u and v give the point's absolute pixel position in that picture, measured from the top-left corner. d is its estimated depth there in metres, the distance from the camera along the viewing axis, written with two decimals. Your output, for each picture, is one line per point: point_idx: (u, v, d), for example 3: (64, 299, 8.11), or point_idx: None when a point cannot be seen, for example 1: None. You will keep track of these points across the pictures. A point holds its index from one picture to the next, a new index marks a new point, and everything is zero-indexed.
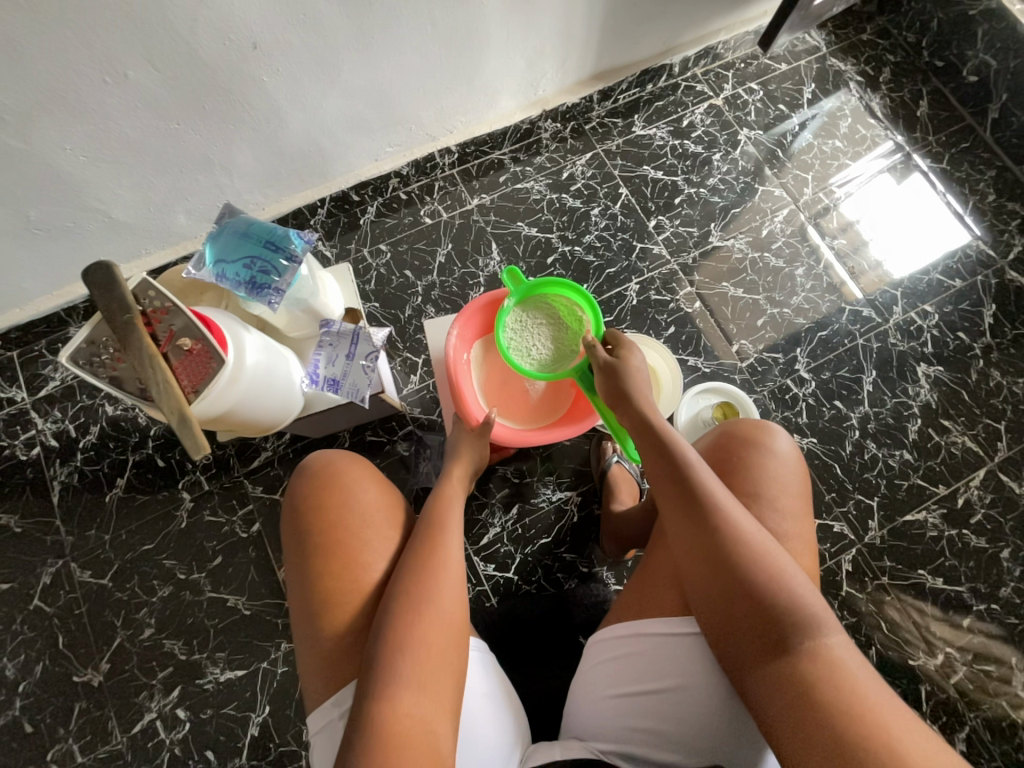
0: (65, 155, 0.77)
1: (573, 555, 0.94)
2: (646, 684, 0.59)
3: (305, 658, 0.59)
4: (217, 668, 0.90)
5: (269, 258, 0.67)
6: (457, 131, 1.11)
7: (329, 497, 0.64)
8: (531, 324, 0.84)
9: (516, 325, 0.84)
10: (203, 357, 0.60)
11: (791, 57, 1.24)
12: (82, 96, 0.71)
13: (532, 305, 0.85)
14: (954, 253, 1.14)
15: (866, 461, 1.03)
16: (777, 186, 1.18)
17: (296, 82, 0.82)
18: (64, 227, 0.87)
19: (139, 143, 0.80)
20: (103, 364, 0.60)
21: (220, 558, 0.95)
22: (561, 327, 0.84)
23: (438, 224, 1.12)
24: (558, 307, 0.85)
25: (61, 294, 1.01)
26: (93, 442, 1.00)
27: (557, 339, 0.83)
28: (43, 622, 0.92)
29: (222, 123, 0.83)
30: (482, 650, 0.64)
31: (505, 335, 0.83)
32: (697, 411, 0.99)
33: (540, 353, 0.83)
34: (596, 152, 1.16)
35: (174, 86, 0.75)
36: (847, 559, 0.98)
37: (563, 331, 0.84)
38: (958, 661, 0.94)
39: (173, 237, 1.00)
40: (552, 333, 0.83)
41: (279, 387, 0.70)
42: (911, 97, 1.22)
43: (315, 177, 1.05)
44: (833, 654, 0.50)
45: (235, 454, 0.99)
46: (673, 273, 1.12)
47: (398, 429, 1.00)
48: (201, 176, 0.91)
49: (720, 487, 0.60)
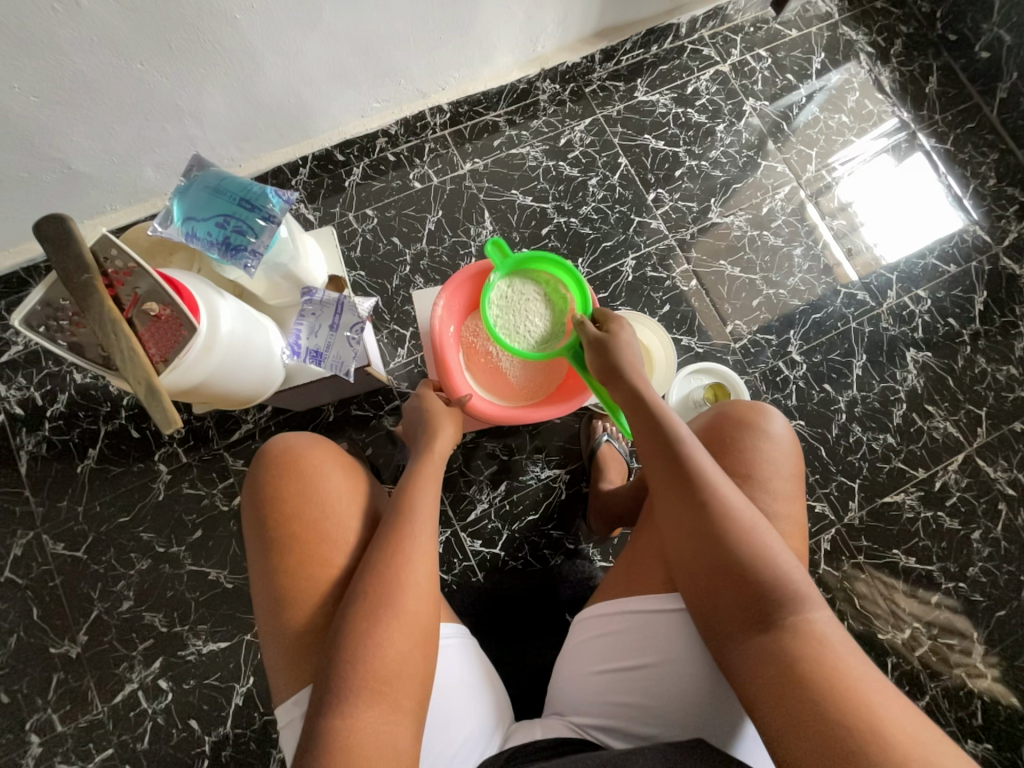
0: (13, 95, 0.70)
1: (559, 532, 0.95)
2: (627, 662, 0.59)
3: (271, 650, 0.57)
4: (200, 640, 0.89)
5: (244, 216, 0.62)
6: (449, 88, 1.04)
7: (289, 487, 0.59)
8: (515, 324, 0.80)
9: (538, 342, 0.80)
10: (172, 324, 0.56)
11: (802, 22, 1.18)
12: (27, 24, 0.63)
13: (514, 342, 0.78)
14: (951, 236, 1.13)
15: (851, 444, 1.04)
16: (781, 162, 1.14)
17: (274, 23, 0.75)
18: (19, 177, 0.80)
19: (96, 84, 0.73)
20: (63, 330, 0.56)
21: (200, 532, 0.93)
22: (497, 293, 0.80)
23: (428, 188, 1.06)
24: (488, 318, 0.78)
25: (19, 251, 0.94)
26: (61, 411, 0.95)
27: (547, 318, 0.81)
28: (16, 594, 0.89)
29: (192, 68, 0.76)
30: (461, 636, 0.64)
31: (557, 340, 0.80)
32: (689, 391, 0.99)
33: (548, 303, 0.81)
34: (595, 118, 1.11)
35: (135, 19, 0.67)
36: (826, 538, 1.01)
37: (499, 291, 0.81)
38: (923, 635, 0.98)
39: (142, 192, 0.93)
40: (514, 305, 0.80)
41: (257, 358, 0.66)
42: (921, 73, 1.18)
43: (297, 132, 0.97)
44: (814, 630, 0.51)
45: (214, 426, 0.96)
46: (670, 249, 1.09)
47: (385, 403, 0.98)
48: (169, 126, 0.83)
49: (709, 466, 0.60)
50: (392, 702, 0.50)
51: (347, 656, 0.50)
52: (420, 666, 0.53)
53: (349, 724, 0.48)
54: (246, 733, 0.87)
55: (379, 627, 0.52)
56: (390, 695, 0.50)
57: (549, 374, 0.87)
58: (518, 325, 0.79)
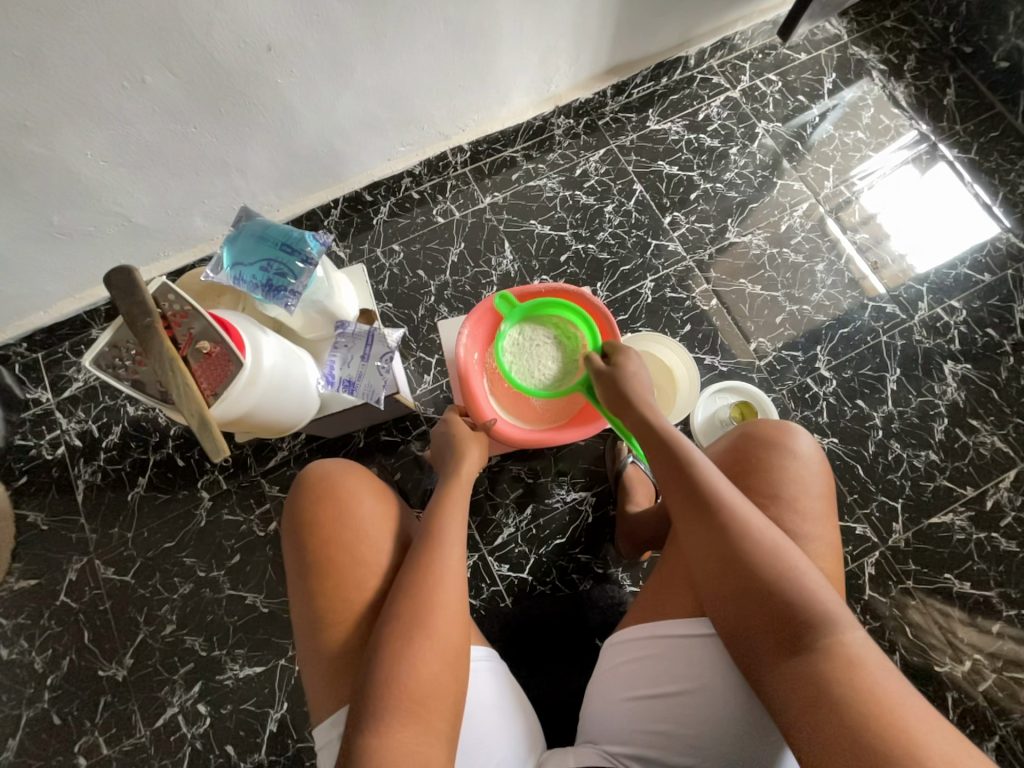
0: (86, 160, 0.79)
1: (587, 556, 0.94)
2: (661, 689, 0.58)
3: (309, 672, 0.58)
4: (236, 665, 0.92)
5: (285, 261, 0.67)
6: (469, 129, 1.10)
7: (325, 512, 0.62)
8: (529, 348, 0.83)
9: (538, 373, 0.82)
10: (221, 360, 0.61)
11: (810, 45, 1.20)
12: (100, 101, 0.72)
13: (568, 388, 0.80)
14: (983, 245, 1.10)
15: (890, 461, 1.00)
16: (797, 180, 1.15)
17: (310, 84, 0.83)
18: (87, 231, 0.89)
19: (157, 147, 0.81)
20: (127, 367, 0.61)
21: (238, 556, 0.96)
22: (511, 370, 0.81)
23: (451, 223, 1.11)
24: (541, 395, 0.79)
25: (83, 296, 1.03)
26: (115, 442, 1.02)
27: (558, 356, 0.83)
28: (69, 618, 0.94)
29: (238, 127, 0.84)
30: (491, 659, 0.64)
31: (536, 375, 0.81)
32: (714, 410, 0.98)
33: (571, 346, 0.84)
34: (609, 148, 1.15)
35: (191, 90, 0.76)
36: (870, 561, 0.96)
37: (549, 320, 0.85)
38: (987, 668, 0.91)
39: (191, 239, 1.01)
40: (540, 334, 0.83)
41: (295, 390, 0.71)
42: (938, 85, 1.18)
43: (329, 177, 1.05)
44: (849, 651, 0.49)
45: (252, 454, 1.00)
46: (689, 270, 1.10)
47: (412, 429, 1.00)
48: (217, 179, 0.91)
49: (729, 486, 0.59)
50: (424, 724, 0.50)
51: (381, 677, 0.51)
52: (451, 689, 0.53)
53: (383, 746, 0.48)
54: (280, 761, 0.87)
55: (411, 647, 0.52)
56: (424, 715, 0.50)
57: (571, 398, 0.88)
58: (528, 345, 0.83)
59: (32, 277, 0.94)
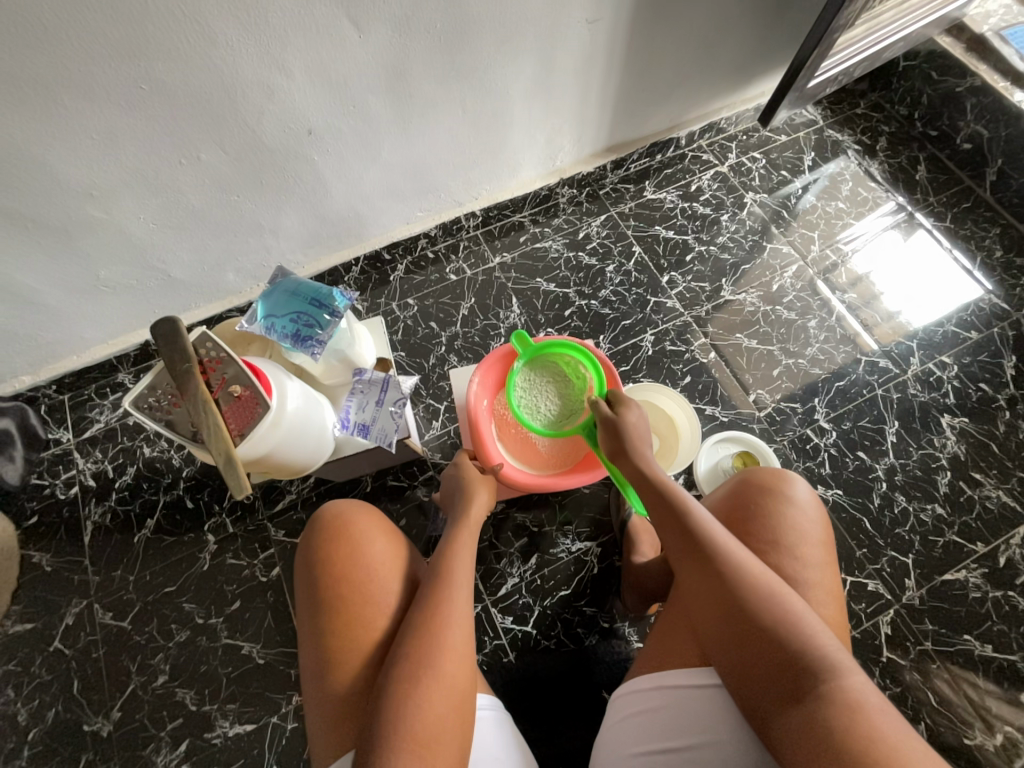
0: (138, 222, 0.87)
1: (593, 609, 0.92)
2: (674, 743, 0.55)
3: (313, 716, 0.57)
4: (227, 722, 0.88)
5: (314, 313, 0.73)
6: (482, 197, 1.21)
7: (337, 550, 0.63)
8: (535, 391, 0.87)
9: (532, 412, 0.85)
10: (250, 403, 0.65)
11: (790, 129, 1.33)
12: (159, 174, 0.82)
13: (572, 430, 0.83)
14: (967, 305, 1.16)
15: (896, 515, 1.00)
16: (785, 244, 1.24)
17: (342, 160, 0.93)
18: (128, 284, 0.97)
19: (202, 213, 0.91)
20: (162, 408, 0.65)
21: (238, 603, 0.95)
22: (520, 407, 0.85)
23: (463, 280, 1.19)
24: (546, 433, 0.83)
25: (115, 343, 1.09)
26: (128, 482, 1.04)
27: (560, 403, 0.87)
28: (60, 666, 0.92)
29: (277, 195, 0.94)
30: (496, 709, 0.62)
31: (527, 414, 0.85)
32: (717, 459, 1.00)
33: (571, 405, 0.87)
34: (610, 215, 1.25)
35: (238, 165, 0.86)
36: (886, 620, 0.93)
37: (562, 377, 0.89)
38: (1020, 743, 0.86)
39: (222, 292, 1.09)
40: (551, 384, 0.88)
41: (314, 432, 0.74)
42: (909, 163, 1.30)
43: (353, 238, 1.14)
44: (855, 698, 0.48)
45: (260, 497, 1.02)
46: (687, 324, 1.16)
47: (419, 473, 1.02)
48: (251, 240, 1.01)
49: (726, 532, 0.61)
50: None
51: (385, 720, 0.50)
52: (456, 736, 0.52)
53: None
54: None
55: (414, 688, 0.52)
56: (426, 764, 0.48)
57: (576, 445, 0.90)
58: (534, 388, 0.87)
59: (71, 325, 1.00)
